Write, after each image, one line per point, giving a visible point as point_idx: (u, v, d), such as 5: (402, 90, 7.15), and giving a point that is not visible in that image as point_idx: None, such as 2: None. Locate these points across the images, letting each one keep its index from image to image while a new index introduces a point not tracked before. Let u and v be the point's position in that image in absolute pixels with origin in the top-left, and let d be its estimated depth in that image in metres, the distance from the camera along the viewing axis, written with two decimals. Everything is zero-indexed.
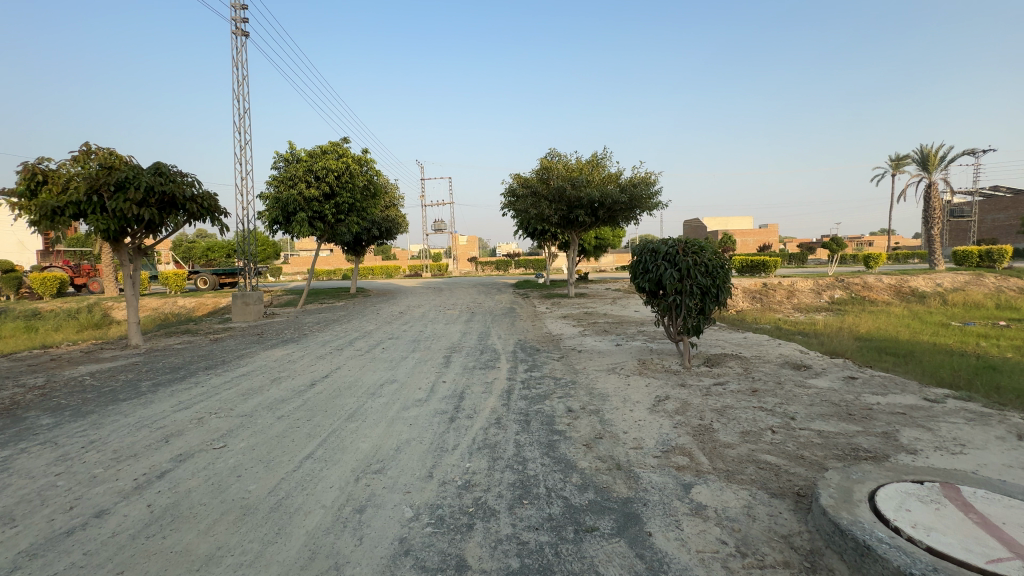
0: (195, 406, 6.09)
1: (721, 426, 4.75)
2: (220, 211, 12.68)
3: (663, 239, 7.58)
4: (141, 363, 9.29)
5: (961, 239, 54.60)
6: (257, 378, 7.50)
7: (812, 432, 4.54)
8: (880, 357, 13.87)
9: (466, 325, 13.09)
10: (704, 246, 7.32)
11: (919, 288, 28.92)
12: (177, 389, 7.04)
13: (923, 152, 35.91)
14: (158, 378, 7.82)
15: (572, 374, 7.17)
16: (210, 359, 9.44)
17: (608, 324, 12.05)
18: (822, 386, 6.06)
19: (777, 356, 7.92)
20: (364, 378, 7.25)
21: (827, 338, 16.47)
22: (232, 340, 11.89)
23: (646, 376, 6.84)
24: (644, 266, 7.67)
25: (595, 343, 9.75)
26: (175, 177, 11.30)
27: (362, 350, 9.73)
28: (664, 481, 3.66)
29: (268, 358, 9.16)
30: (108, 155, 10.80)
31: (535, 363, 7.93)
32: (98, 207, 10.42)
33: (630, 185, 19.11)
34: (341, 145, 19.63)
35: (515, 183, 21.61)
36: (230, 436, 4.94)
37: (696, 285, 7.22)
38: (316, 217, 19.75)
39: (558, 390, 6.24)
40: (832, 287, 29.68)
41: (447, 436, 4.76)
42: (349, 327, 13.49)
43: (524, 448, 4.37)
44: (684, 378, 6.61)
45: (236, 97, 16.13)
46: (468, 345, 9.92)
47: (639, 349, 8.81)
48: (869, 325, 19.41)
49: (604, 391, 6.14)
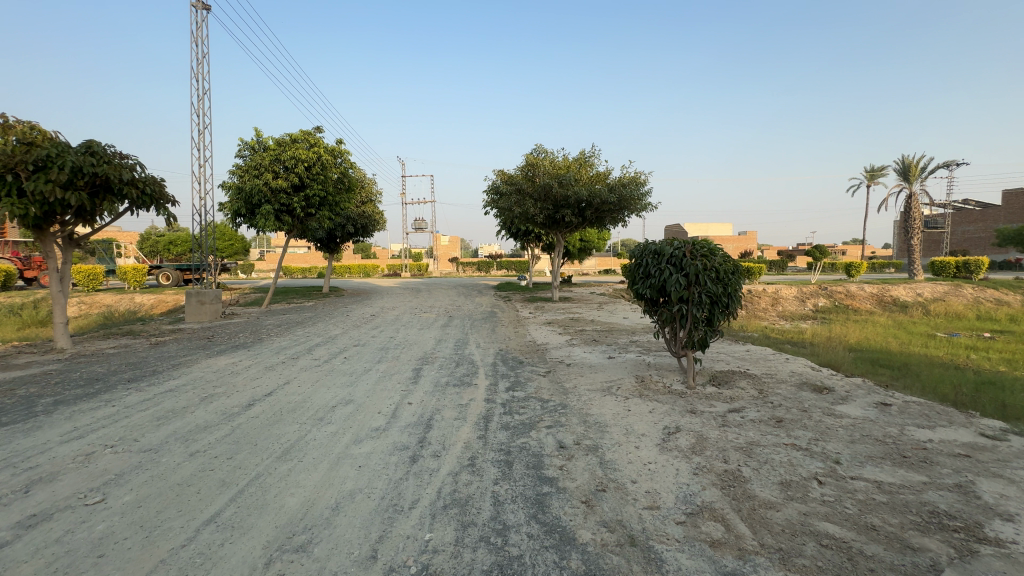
0: (92, 435, 4.83)
1: (753, 475, 3.76)
2: (166, 198, 11.29)
3: (668, 241, 6.61)
4: (55, 373, 7.84)
5: (935, 250, 55.62)
6: (187, 395, 6.25)
7: (867, 483, 3.60)
8: (876, 370, 13.21)
9: (442, 331, 11.91)
10: (715, 249, 6.38)
11: (900, 298, 28.89)
12: (79, 410, 5.69)
13: (904, 163, 36.15)
14: (66, 394, 6.46)
15: (561, 395, 6.12)
16: (141, 369, 8.08)
17: (596, 333, 11.04)
18: (856, 416, 5.14)
19: (791, 375, 7.02)
20: (315, 397, 6.08)
21: (819, 349, 15.83)
22: (175, 345, 10.49)
23: (648, 399, 5.84)
24: (645, 270, 6.71)
25: (584, 354, 8.73)
26: (110, 158, 9.90)
27: (321, 360, 8.47)
28: (698, 570, 2.63)
29: (208, 369, 7.83)
30: (29, 130, 9.37)
31: (517, 380, 6.84)
32: (14, 188, 8.96)
33: (619, 185, 18.22)
34: (314, 134, 18.27)
35: (499, 180, 20.50)
36: (116, 483, 3.72)
37: (705, 293, 6.28)
38: (283, 210, 18.31)
39: (545, 418, 5.17)
40: (816, 294, 29.42)
41: (404, 487, 3.64)
42: (312, 331, 12.17)
43: (506, 509, 3.30)
44: (693, 404, 5.61)
45: (195, 77, 14.76)
46: (442, 355, 8.75)
47: (634, 364, 7.82)
48: (859, 336, 18.93)
49: (601, 420, 5.09)
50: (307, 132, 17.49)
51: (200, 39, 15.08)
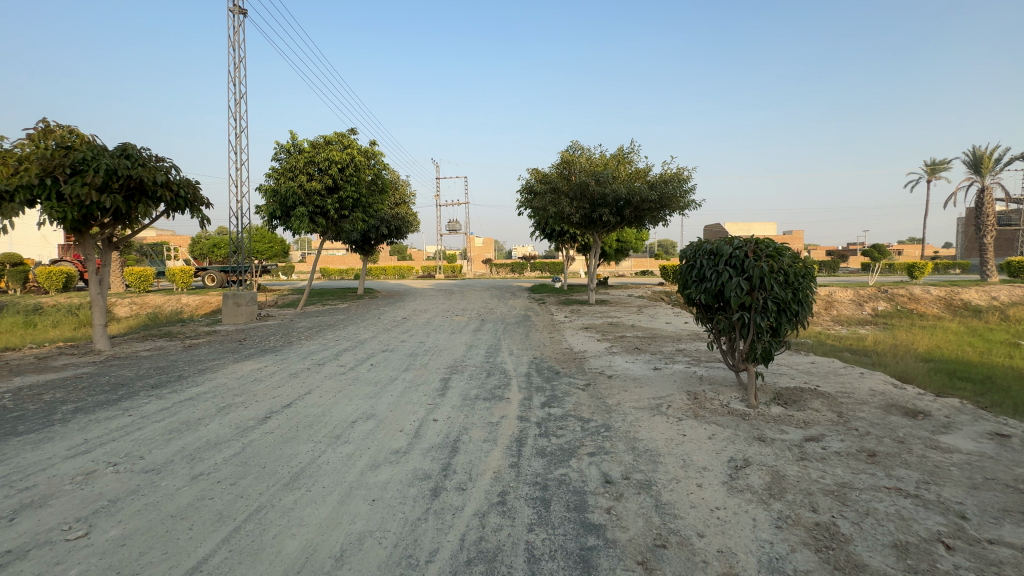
0: (99, 450, 4.52)
1: (855, 532, 2.99)
2: (200, 201, 11.31)
3: (726, 239, 5.82)
4: (85, 377, 7.76)
5: (1008, 249, 50.97)
6: (205, 405, 5.94)
7: (1015, 552, 2.76)
8: (955, 384, 11.78)
9: (474, 335, 11.42)
10: (783, 248, 5.55)
11: (972, 301, 26.41)
12: (95, 420, 5.45)
13: (975, 154, 33.23)
14: (89, 401, 6.27)
15: (604, 414, 5.43)
16: (169, 373, 7.91)
17: (638, 340, 10.23)
18: (968, 451, 4.22)
19: (871, 394, 6.06)
20: (335, 410, 5.65)
21: (886, 358, 14.35)
22: (207, 348, 10.43)
23: (705, 421, 5.08)
24: (699, 272, 5.93)
25: (626, 365, 7.97)
26: (145, 161, 9.94)
27: (346, 367, 8.08)
28: None
29: (232, 375, 7.57)
30: (68, 134, 9.47)
31: (554, 395, 6.18)
32: (53, 192, 9.05)
33: (660, 181, 17.28)
34: (347, 136, 18.21)
35: (532, 178, 19.86)
36: (105, 513, 3.32)
37: (770, 300, 5.46)
38: (318, 212, 18.29)
39: (586, 443, 4.51)
40: (875, 297, 27.26)
41: (422, 531, 3.07)
42: (342, 335, 11.90)
43: (544, 569, 2.67)
44: (761, 429, 4.81)
45: (232, 81, 14.93)
46: (473, 363, 8.18)
47: (684, 377, 7.01)
48: (929, 343, 17.19)
49: (653, 448, 4.40)
50: (341, 133, 17.45)
51: (236, 43, 15.13)
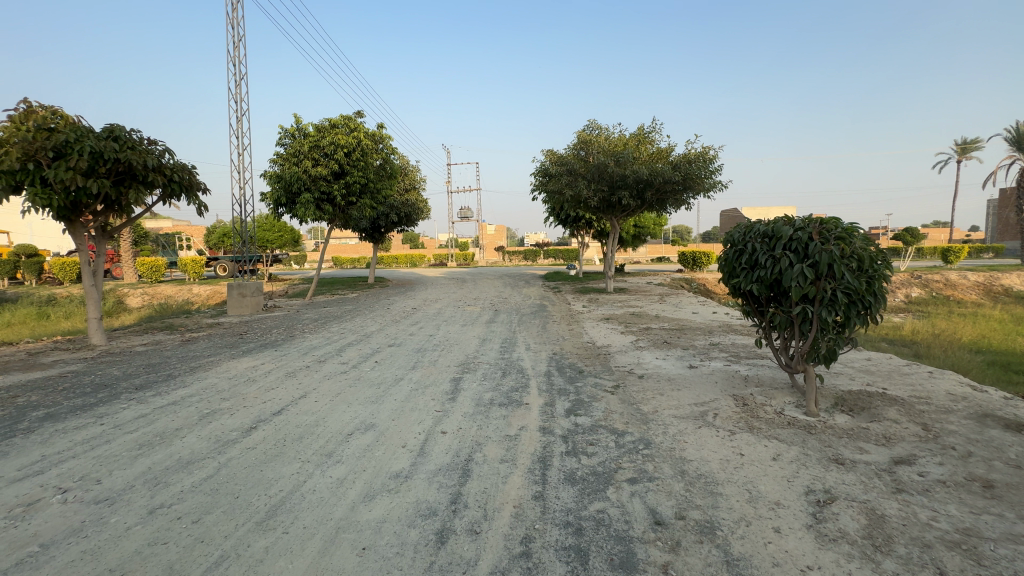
0: (52, 471, 3.87)
1: None
2: (197, 187, 10.69)
3: (783, 219, 4.94)
4: (70, 376, 7.19)
5: None
6: (187, 411, 5.28)
7: None
8: (1012, 377, 10.76)
9: (488, 328, 10.70)
10: (855, 230, 4.64)
11: (1013, 287, 24.92)
12: (62, 430, 4.82)
13: (1018, 131, 31.23)
14: (63, 406, 5.66)
15: (641, 424, 4.65)
16: (158, 372, 7.31)
17: (666, 333, 9.37)
18: None
19: (952, 400, 5.16)
20: (331, 419, 4.94)
21: (932, 349, 13.29)
22: (206, 342, 9.85)
23: (765, 437, 4.25)
24: (750, 258, 5.06)
25: (657, 362, 7.15)
26: (135, 143, 9.28)
27: (348, 365, 7.39)
28: None
29: (224, 375, 6.92)
30: (51, 115, 8.84)
31: (579, 400, 5.39)
32: (36, 177, 8.45)
33: (683, 161, 16.24)
34: (354, 119, 17.45)
35: (547, 161, 18.87)
36: (29, 567, 2.66)
37: (839, 291, 4.57)
38: (324, 198, 17.56)
39: (624, 466, 3.73)
40: (908, 284, 25.91)
41: None
42: (347, 328, 11.22)
43: None
44: (834, 448, 3.98)
45: (232, 61, 14.20)
46: (486, 361, 7.43)
47: (726, 377, 6.16)
48: (975, 333, 15.99)
49: (708, 473, 3.60)
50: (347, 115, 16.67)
51: (234, 21, 14.40)
